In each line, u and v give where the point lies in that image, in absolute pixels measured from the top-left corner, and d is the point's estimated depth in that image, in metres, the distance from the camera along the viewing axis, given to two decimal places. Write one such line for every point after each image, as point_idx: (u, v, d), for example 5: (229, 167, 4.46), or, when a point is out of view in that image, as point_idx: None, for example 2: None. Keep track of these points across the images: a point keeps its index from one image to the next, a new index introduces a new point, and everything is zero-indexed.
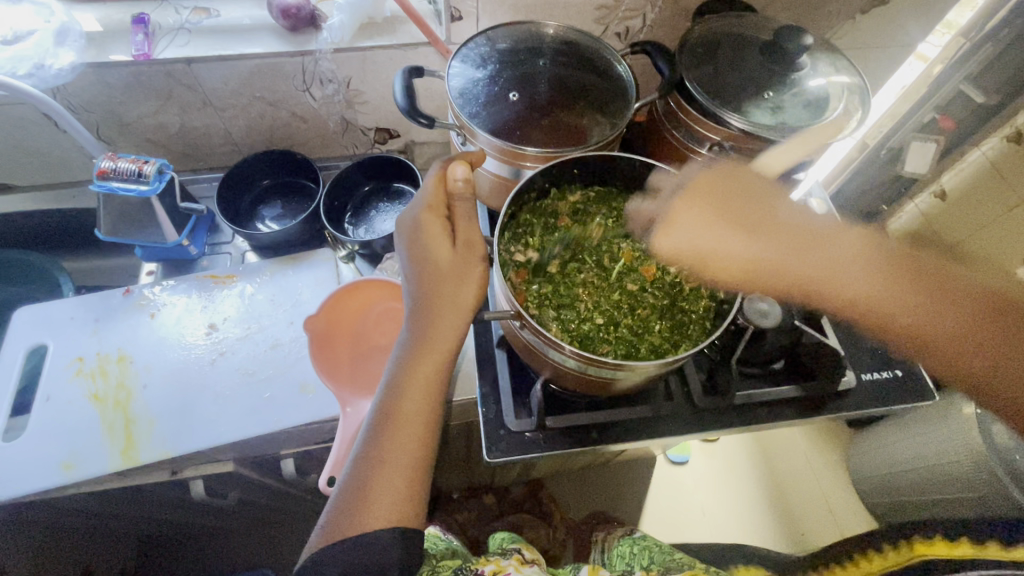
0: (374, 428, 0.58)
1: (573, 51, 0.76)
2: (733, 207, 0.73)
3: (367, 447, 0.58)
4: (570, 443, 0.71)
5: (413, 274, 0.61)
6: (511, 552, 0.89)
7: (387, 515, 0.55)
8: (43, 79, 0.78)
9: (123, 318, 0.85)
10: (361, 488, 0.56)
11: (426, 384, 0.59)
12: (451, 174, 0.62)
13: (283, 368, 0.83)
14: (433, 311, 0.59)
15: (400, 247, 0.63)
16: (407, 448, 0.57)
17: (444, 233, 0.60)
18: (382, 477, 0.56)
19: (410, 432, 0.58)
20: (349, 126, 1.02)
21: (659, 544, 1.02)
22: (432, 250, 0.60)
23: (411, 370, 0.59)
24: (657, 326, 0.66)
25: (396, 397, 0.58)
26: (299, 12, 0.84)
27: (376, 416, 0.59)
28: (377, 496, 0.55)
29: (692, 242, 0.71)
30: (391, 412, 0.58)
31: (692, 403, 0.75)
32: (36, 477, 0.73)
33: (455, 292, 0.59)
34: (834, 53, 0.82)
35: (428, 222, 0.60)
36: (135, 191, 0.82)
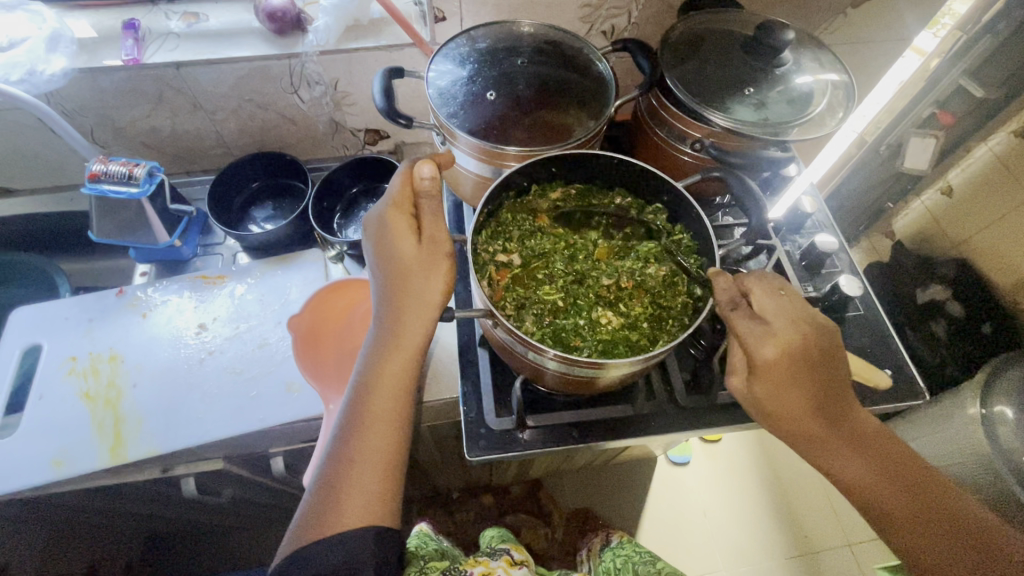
0: (346, 428, 0.59)
1: (552, 50, 0.76)
2: (826, 375, 0.58)
3: (339, 445, 0.58)
4: (551, 442, 0.71)
5: (381, 273, 0.61)
6: (500, 552, 0.89)
7: (361, 514, 0.55)
8: (34, 84, 0.80)
9: (115, 319, 0.87)
10: (334, 489, 0.56)
11: (396, 382, 0.59)
12: (420, 172, 0.61)
13: (269, 368, 0.84)
14: (400, 308, 0.60)
15: (367, 246, 0.63)
16: (378, 447, 0.58)
17: (411, 230, 0.61)
18: (355, 477, 0.56)
19: (380, 430, 0.58)
20: (339, 128, 1.03)
21: (639, 553, 1.04)
22: (399, 249, 0.60)
23: (380, 368, 0.59)
24: (635, 322, 0.64)
25: (366, 396, 0.59)
26: (285, 15, 0.85)
27: (347, 416, 0.59)
28: (349, 495, 0.56)
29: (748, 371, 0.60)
30: (362, 411, 0.59)
31: (675, 402, 0.74)
32: (28, 474, 0.75)
33: (423, 289, 0.59)
34: (819, 48, 0.82)
35: (394, 220, 0.60)
36: (125, 193, 0.83)
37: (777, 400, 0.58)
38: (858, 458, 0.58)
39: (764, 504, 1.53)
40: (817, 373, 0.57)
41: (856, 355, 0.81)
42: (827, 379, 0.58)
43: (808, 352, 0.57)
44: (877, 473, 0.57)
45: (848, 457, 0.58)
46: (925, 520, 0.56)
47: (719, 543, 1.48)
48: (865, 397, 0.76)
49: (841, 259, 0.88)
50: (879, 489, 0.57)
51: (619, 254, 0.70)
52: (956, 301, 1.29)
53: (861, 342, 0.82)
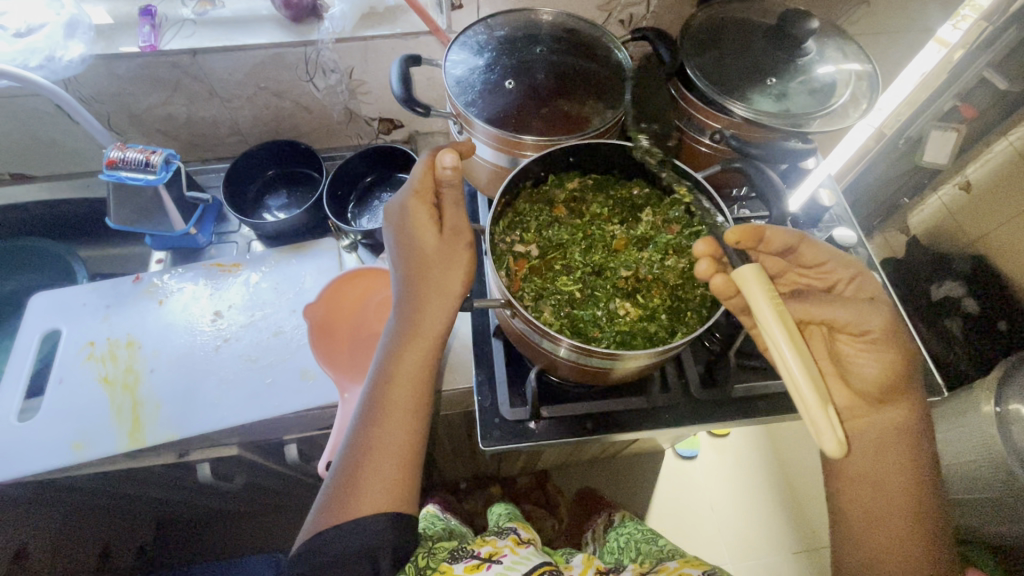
0: (364, 416, 0.59)
1: (571, 39, 0.75)
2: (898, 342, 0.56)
3: (357, 434, 0.59)
4: (565, 434, 0.71)
5: (401, 262, 0.62)
6: (508, 531, 0.89)
7: (379, 501, 0.56)
8: (54, 70, 0.81)
9: (132, 305, 0.88)
10: (352, 476, 0.56)
11: (414, 372, 0.60)
12: (439, 162, 0.58)
13: (284, 356, 0.85)
14: (420, 298, 0.60)
15: (388, 235, 0.63)
16: (396, 436, 0.58)
17: (431, 220, 0.60)
18: (373, 464, 0.57)
19: (398, 419, 0.58)
20: (353, 116, 1.02)
21: (642, 532, 1.05)
22: (419, 238, 0.60)
23: (399, 357, 0.60)
24: (654, 314, 0.63)
25: (385, 385, 0.59)
26: (300, 2, 0.84)
27: (366, 404, 0.60)
28: (368, 482, 0.56)
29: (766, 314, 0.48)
30: (380, 399, 0.59)
31: (690, 395, 0.74)
32: (49, 456, 0.76)
33: (443, 279, 0.59)
34: (843, 38, 0.80)
35: (415, 209, 0.60)
36: (142, 180, 0.84)
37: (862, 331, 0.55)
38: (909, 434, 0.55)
39: (773, 499, 1.53)
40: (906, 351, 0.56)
41: None
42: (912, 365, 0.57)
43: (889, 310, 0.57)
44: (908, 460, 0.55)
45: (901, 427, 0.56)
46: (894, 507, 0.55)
47: (724, 536, 1.48)
48: None
49: (860, 254, 0.87)
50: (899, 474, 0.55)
51: (637, 245, 0.69)
52: (973, 298, 1.28)
53: None
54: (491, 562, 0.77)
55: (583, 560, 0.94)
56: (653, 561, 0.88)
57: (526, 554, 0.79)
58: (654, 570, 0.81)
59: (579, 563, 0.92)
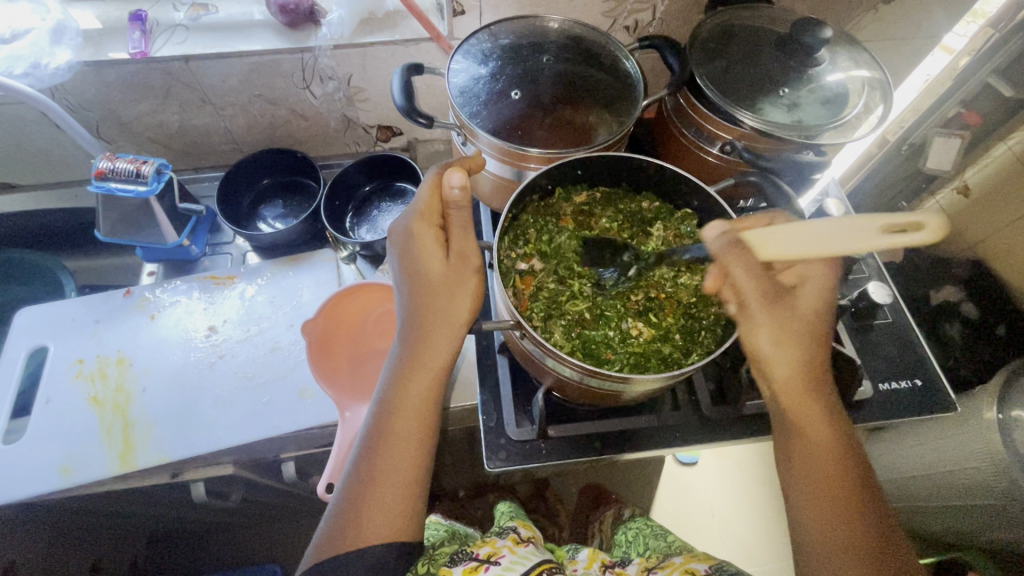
0: (367, 445, 0.57)
1: (578, 47, 0.73)
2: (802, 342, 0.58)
3: (360, 463, 0.56)
4: (573, 455, 0.69)
5: (406, 286, 0.60)
6: (507, 532, 0.85)
7: (382, 534, 0.53)
8: (39, 79, 0.77)
9: (123, 321, 0.85)
10: (354, 507, 0.54)
11: (420, 400, 0.57)
12: (448, 181, 0.56)
13: (282, 372, 0.82)
14: (426, 325, 0.58)
15: (393, 258, 0.61)
16: (401, 466, 0.56)
17: (437, 243, 0.58)
18: (376, 496, 0.54)
19: (403, 448, 0.56)
20: (351, 124, 1.00)
21: (651, 525, 1.03)
22: (424, 262, 0.58)
23: (401, 383, 0.58)
24: (667, 334, 0.62)
25: (389, 414, 0.57)
26: (297, 8, 0.82)
27: (369, 433, 0.57)
28: (371, 514, 0.54)
29: (779, 248, 0.52)
30: (384, 428, 0.57)
31: (701, 414, 0.72)
32: (36, 480, 0.73)
33: (449, 305, 0.57)
34: (854, 46, 0.79)
35: (419, 232, 0.58)
36: (133, 192, 0.81)
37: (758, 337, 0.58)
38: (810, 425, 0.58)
39: (775, 506, 1.51)
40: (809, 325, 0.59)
41: (887, 367, 0.79)
42: (821, 340, 0.59)
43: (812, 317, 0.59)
44: (809, 442, 0.57)
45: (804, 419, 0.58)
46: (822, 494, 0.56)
47: (726, 545, 1.47)
48: (888, 412, 0.76)
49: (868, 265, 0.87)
50: (801, 453, 0.58)
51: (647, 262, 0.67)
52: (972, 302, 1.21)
53: (888, 350, 0.81)
54: (489, 563, 0.72)
55: (588, 552, 0.91)
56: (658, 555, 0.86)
57: (526, 553, 0.75)
58: (658, 566, 0.78)
59: (584, 558, 0.89)
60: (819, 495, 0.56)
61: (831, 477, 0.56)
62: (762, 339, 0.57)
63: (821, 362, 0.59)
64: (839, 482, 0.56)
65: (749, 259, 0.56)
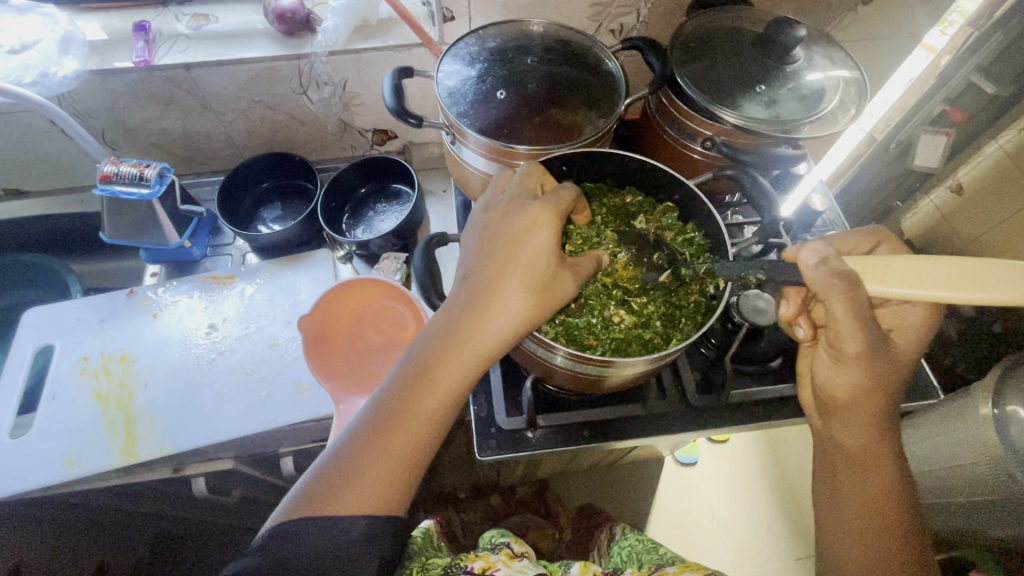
0: (383, 410, 0.54)
1: (562, 48, 0.76)
2: (887, 386, 0.59)
3: (369, 426, 0.53)
4: (561, 443, 0.71)
5: (487, 260, 0.56)
6: (499, 547, 0.85)
7: (368, 505, 0.51)
8: (47, 86, 0.80)
9: (126, 319, 0.87)
10: (352, 468, 0.52)
11: (452, 384, 0.55)
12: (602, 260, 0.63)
13: (279, 367, 0.84)
14: (490, 311, 0.55)
15: (484, 228, 0.58)
16: (411, 442, 0.53)
17: (548, 238, 0.56)
18: (377, 464, 0.52)
19: (417, 427, 0.53)
20: (347, 128, 1.03)
21: (644, 542, 1.03)
22: (526, 249, 0.55)
23: (443, 359, 0.54)
24: (649, 321, 0.64)
25: (419, 386, 0.54)
26: (293, 16, 0.85)
27: (389, 398, 0.55)
28: (362, 482, 0.51)
29: (897, 280, 0.53)
30: (404, 397, 0.54)
31: (687, 402, 0.74)
32: (40, 473, 0.75)
33: (518, 299, 0.54)
34: (830, 45, 0.81)
35: (537, 219, 0.56)
36: (136, 195, 0.84)
37: (835, 375, 0.60)
38: (862, 457, 0.60)
39: (775, 504, 1.51)
40: (903, 373, 0.60)
41: None
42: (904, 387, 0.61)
43: (907, 365, 0.60)
44: (868, 481, 0.59)
45: (855, 451, 0.60)
46: (867, 529, 0.58)
47: (726, 545, 1.47)
48: None
49: None
50: (856, 491, 0.60)
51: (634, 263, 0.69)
52: None
53: None
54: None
55: (581, 566, 0.87)
56: (650, 567, 0.87)
57: (520, 567, 0.75)
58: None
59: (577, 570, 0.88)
60: (865, 528, 0.58)
61: (881, 516, 0.58)
62: (843, 377, 0.59)
63: (893, 408, 0.60)
64: (882, 520, 0.58)
65: (852, 296, 0.53)
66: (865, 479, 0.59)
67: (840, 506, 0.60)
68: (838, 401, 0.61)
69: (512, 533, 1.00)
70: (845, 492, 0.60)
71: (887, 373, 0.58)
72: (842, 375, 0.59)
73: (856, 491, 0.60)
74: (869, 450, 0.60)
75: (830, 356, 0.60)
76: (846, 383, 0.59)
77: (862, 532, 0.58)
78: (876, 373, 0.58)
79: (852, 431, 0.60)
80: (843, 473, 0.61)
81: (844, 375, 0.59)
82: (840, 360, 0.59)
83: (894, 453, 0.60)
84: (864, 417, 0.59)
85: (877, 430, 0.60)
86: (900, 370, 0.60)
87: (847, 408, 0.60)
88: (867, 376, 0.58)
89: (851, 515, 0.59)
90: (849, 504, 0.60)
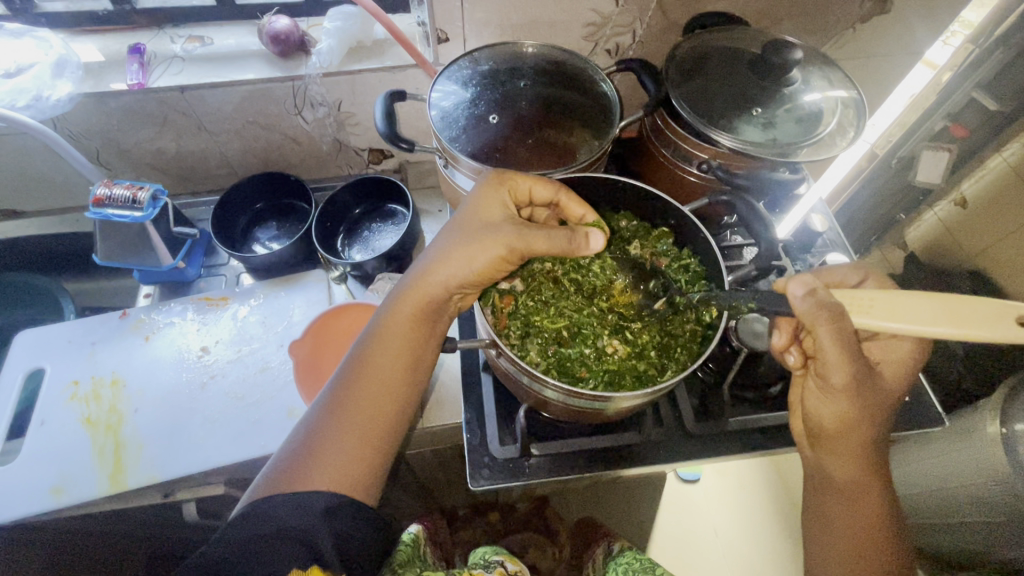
0: (346, 372, 0.60)
1: (556, 70, 0.75)
2: (875, 416, 0.58)
3: (335, 389, 0.59)
4: (555, 472, 0.69)
5: (442, 234, 0.62)
6: (493, 565, 0.84)
7: (330, 465, 0.54)
8: (41, 110, 0.80)
9: (118, 342, 0.87)
10: (318, 431, 0.56)
11: (405, 344, 0.61)
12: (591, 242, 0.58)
13: (271, 392, 0.83)
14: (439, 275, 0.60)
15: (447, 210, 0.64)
16: (372, 403, 0.58)
17: (497, 208, 0.60)
18: (341, 424, 0.57)
19: (375, 385, 0.59)
20: (343, 147, 1.02)
21: (642, 561, 1.01)
22: (476, 218, 0.60)
23: (392, 326, 0.61)
24: (643, 351, 0.62)
25: (378, 347, 0.60)
26: (288, 38, 0.85)
27: (351, 361, 0.61)
28: (326, 443, 0.56)
29: (881, 313, 0.52)
30: (363, 360, 0.60)
31: (685, 430, 0.73)
32: (28, 502, 0.74)
33: (466, 262, 0.59)
34: (828, 65, 0.80)
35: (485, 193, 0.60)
36: (129, 217, 0.83)
37: (822, 405, 0.59)
38: (850, 486, 0.61)
39: (780, 522, 1.48)
40: (891, 403, 0.59)
41: None
42: (892, 419, 0.60)
43: (894, 393, 0.60)
44: (855, 509, 0.60)
45: (843, 479, 0.61)
46: (852, 551, 0.60)
47: (729, 562, 1.44)
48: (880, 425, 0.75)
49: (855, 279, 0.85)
50: (842, 516, 0.61)
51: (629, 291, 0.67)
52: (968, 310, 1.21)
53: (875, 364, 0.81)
54: None
55: None
56: None
57: None
58: None
59: None
60: (851, 552, 0.60)
61: (868, 541, 0.60)
62: (829, 408, 0.59)
63: (882, 440, 0.60)
64: (868, 544, 0.60)
65: (839, 327, 0.52)
66: (850, 505, 0.61)
67: (825, 529, 0.62)
68: (825, 430, 0.60)
69: (506, 551, 0.98)
70: (832, 517, 0.62)
71: (876, 402, 0.58)
72: (829, 406, 0.59)
73: (842, 516, 0.61)
74: (857, 479, 0.60)
75: (818, 386, 0.60)
76: (832, 414, 0.59)
77: (847, 555, 0.60)
78: (864, 403, 0.57)
79: (840, 459, 0.60)
80: (830, 499, 0.62)
81: (831, 406, 0.58)
82: (826, 391, 0.58)
83: (881, 479, 0.61)
84: (851, 446, 0.59)
85: (865, 458, 0.60)
86: (888, 398, 0.59)
87: (834, 438, 0.60)
88: (854, 406, 0.57)
89: (838, 539, 0.61)
90: (836, 529, 0.61)
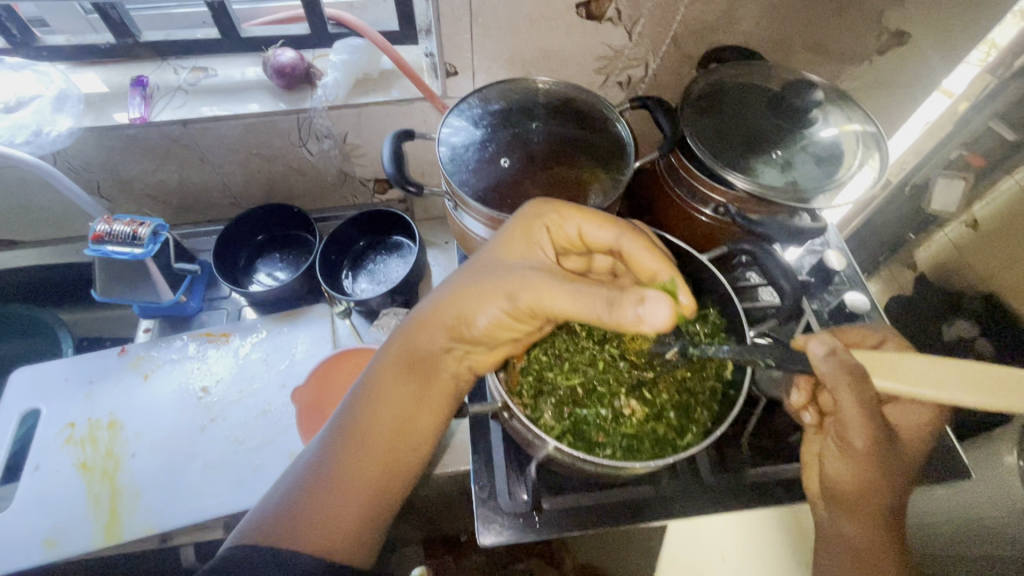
0: (339, 429, 0.58)
1: (568, 107, 0.74)
2: (891, 480, 0.56)
3: (326, 448, 0.57)
4: (566, 528, 0.66)
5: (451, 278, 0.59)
6: None
7: (315, 528, 0.53)
8: (40, 145, 0.78)
9: (116, 381, 0.84)
10: (306, 493, 0.55)
11: (403, 400, 0.58)
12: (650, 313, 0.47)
13: (272, 436, 0.80)
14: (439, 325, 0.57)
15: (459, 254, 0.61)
16: (363, 464, 0.56)
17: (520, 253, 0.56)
18: (329, 487, 0.55)
19: (370, 446, 0.57)
20: (348, 178, 1.00)
21: None
22: (496, 264, 0.56)
23: (388, 382, 0.58)
24: (662, 411, 0.60)
25: (372, 404, 0.58)
26: (293, 71, 0.83)
27: (345, 417, 0.58)
28: (313, 505, 0.54)
29: (904, 379, 0.50)
30: (356, 416, 0.58)
31: (702, 482, 0.70)
32: (19, 554, 0.72)
33: (470, 311, 0.55)
34: (848, 101, 0.78)
35: (510, 236, 0.56)
36: (128, 254, 0.81)
37: (836, 464, 0.58)
38: (864, 553, 0.57)
39: None
40: (908, 467, 0.58)
41: None
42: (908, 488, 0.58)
43: (909, 458, 0.59)
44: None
45: (857, 546, 0.57)
46: None
47: None
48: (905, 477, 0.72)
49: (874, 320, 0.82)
50: None
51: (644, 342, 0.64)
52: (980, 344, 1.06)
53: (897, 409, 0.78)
54: None
55: None
56: None
57: None
58: None
59: None
60: None
61: None
62: (845, 469, 0.57)
63: (897, 507, 0.57)
64: None
65: (860, 390, 0.51)
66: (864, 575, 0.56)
67: None
68: (840, 491, 0.58)
69: None
70: None
71: (892, 465, 0.56)
72: (846, 467, 0.57)
73: None
74: (871, 545, 0.57)
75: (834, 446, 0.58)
76: (847, 475, 0.57)
77: None
78: (879, 466, 0.55)
79: (855, 523, 0.57)
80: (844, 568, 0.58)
81: (846, 467, 0.57)
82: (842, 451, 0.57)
83: (898, 548, 0.57)
84: (867, 510, 0.57)
85: (879, 524, 0.57)
86: (905, 463, 0.57)
87: (850, 500, 0.57)
88: (869, 469, 0.55)
89: None
90: None
